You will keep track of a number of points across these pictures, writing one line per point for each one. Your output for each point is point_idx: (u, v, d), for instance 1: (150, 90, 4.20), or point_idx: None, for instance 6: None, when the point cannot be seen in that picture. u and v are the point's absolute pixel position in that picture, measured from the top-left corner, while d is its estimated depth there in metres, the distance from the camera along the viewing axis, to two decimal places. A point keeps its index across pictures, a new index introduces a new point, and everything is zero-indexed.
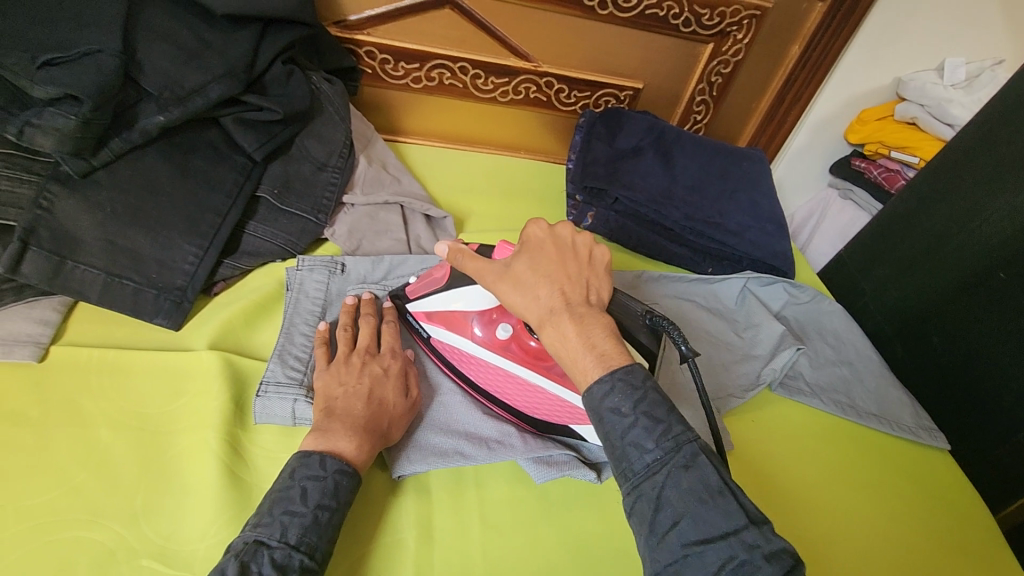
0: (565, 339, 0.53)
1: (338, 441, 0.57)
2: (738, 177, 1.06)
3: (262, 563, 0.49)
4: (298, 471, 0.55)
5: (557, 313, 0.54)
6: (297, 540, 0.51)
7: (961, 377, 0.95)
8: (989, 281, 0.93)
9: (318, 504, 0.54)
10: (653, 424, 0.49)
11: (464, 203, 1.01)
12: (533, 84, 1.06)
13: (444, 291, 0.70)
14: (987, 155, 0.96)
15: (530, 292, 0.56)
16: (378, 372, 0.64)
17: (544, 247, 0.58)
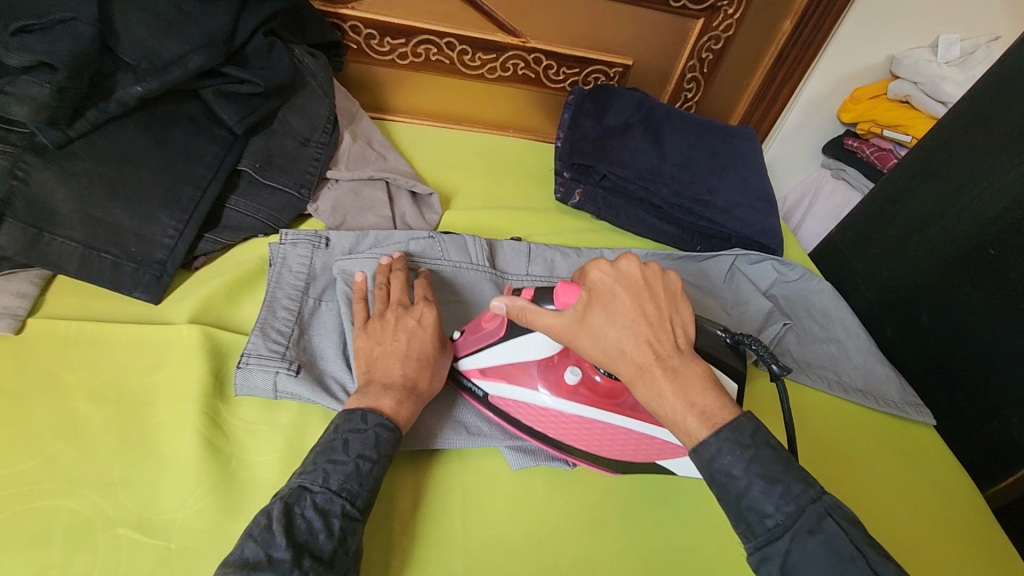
0: (661, 399, 0.53)
1: (376, 399, 0.60)
2: (727, 155, 1.05)
3: (304, 506, 0.53)
4: (341, 425, 0.58)
5: (648, 371, 0.53)
6: (340, 486, 0.55)
7: (948, 355, 0.95)
8: (978, 258, 0.93)
9: (360, 454, 0.56)
10: (769, 485, 0.50)
11: (452, 181, 1.00)
12: (521, 60, 1.05)
13: (501, 345, 0.66)
14: (978, 132, 0.96)
15: (614, 348, 0.55)
16: (413, 326, 0.65)
17: (614, 292, 0.56)
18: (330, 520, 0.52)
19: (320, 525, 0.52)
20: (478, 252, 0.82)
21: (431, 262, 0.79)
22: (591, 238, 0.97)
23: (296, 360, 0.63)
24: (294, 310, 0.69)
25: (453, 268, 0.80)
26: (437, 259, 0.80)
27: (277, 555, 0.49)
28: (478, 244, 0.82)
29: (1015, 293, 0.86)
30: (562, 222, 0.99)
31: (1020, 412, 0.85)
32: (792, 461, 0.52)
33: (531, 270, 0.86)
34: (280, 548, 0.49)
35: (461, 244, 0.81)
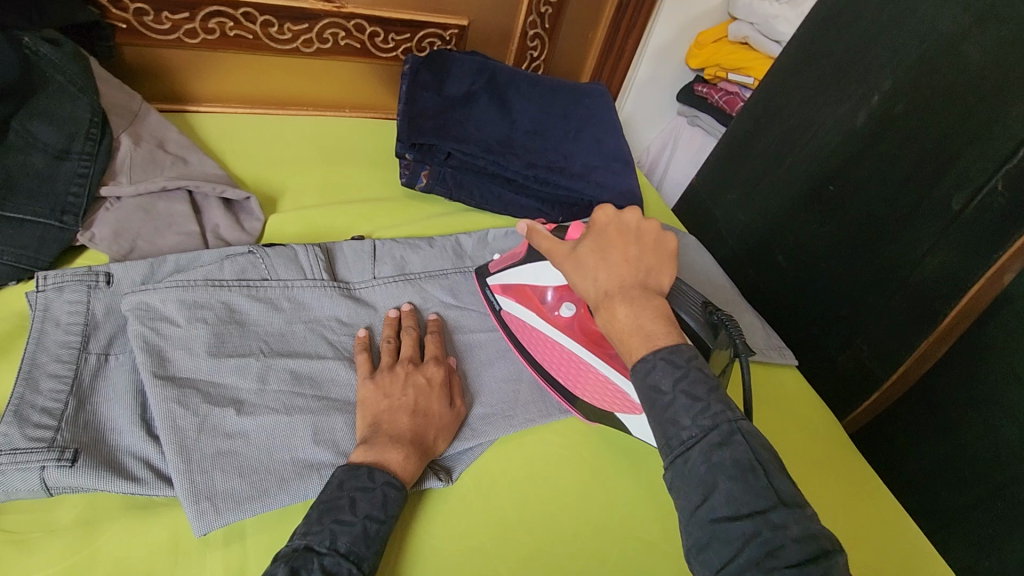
0: (615, 319, 0.53)
1: (385, 453, 0.55)
2: (579, 116, 1.00)
3: (312, 570, 0.47)
4: (347, 481, 0.53)
5: (610, 295, 0.54)
6: (348, 549, 0.49)
7: (801, 291, 0.99)
8: (819, 194, 0.96)
9: (368, 514, 0.51)
10: (690, 403, 0.48)
11: (277, 179, 0.87)
12: (340, 28, 0.91)
13: (521, 264, 0.72)
14: (808, 70, 0.97)
15: (590, 274, 0.57)
16: (424, 384, 0.62)
17: (607, 230, 0.59)
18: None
19: None
20: (312, 263, 0.69)
21: (255, 280, 0.65)
22: (446, 224, 0.89)
23: (72, 445, 0.50)
24: (65, 377, 0.54)
25: (283, 286, 0.66)
26: (261, 279, 0.65)
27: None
28: (311, 254, 0.69)
29: (855, 225, 0.90)
30: (412, 210, 0.89)
31: (867, 338, 0.90)
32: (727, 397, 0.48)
33: (378, 272, 0.75)
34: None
35: (290, 256, 0.68)
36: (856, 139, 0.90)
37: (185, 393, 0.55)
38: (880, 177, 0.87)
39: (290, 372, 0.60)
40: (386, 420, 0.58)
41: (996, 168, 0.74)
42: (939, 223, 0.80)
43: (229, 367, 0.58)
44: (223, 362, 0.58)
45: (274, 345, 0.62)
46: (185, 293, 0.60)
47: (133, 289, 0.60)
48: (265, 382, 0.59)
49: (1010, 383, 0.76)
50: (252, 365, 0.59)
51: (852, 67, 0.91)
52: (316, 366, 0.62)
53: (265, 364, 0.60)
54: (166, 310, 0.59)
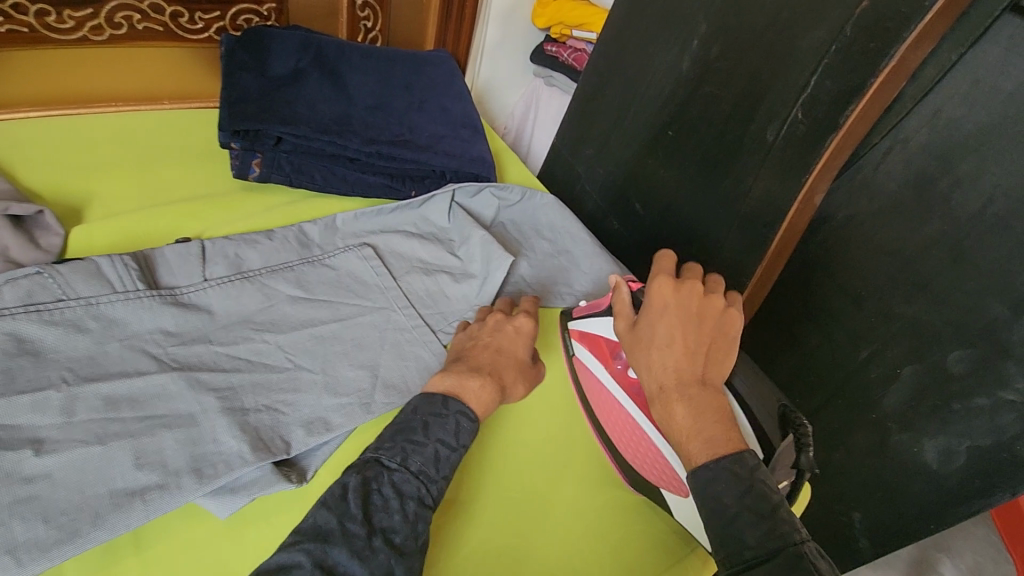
0: (672, 419, 0.54)
1: (465, 385, 0.59)
2: (422, 85, 0.98)
3: (383, 484, 0.51)
4: (421, 407, 0.56)
5: (666, 391, 0.55)
6: (419, 468, 0.53)
7: (658, 234, 1.03)
8: (662, 140, 1.00)
9: (439, 438, 0.55)
10: (756, 517, 0.47)
11: (81, 186, 0.77)
12: (133, 10, 0.82)
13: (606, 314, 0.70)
14: (638, 20, 1.00)
15: (645, 362, 0.57)
16: (513, 332, 0.67)
17: (668, 311, 0.58)
18: (405, 502, 0.51)
19: (397, 505, 0.50)
20: (121, 274, 0.63)
21: (51, 301, 0.58)
22: (289, 214, 0.84)
23: None
24: None
25: (86, 304, 0.60)
26: (56, 300, 0.59)
27: (353, 529, 0.47)
28: (118, 263, 0.63)
29: (694, 166, 0.95)
30: (247, 203, 0.83)
31: (715, 271, 0.94)
32: (779, 506, 0.47)
33: (210, 274, 0.69)
34: (356, 522, 0.48)
35: (91, 270, 0.61)
36: (686, 84, 0.95)
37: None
38: (709, 119, 0.92)
39: (102, 397, 0.55)
40: (474, 355, 0.64)
41: (796, 99, 0.80)
42: (759, 155, 0.85)
43: (23, 403, 0.52)
44: (13, 400, 0.52)
45: (80, 370, 0.56)
46: None
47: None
48: (69, 413, 0.53)
49: (835, 295, 0.88)
50: (52, 398, 0.53)
51: (677, 13, 0.94)
52: (135, 386, 0.56)
53: (68, 393, 0.54)
54: None
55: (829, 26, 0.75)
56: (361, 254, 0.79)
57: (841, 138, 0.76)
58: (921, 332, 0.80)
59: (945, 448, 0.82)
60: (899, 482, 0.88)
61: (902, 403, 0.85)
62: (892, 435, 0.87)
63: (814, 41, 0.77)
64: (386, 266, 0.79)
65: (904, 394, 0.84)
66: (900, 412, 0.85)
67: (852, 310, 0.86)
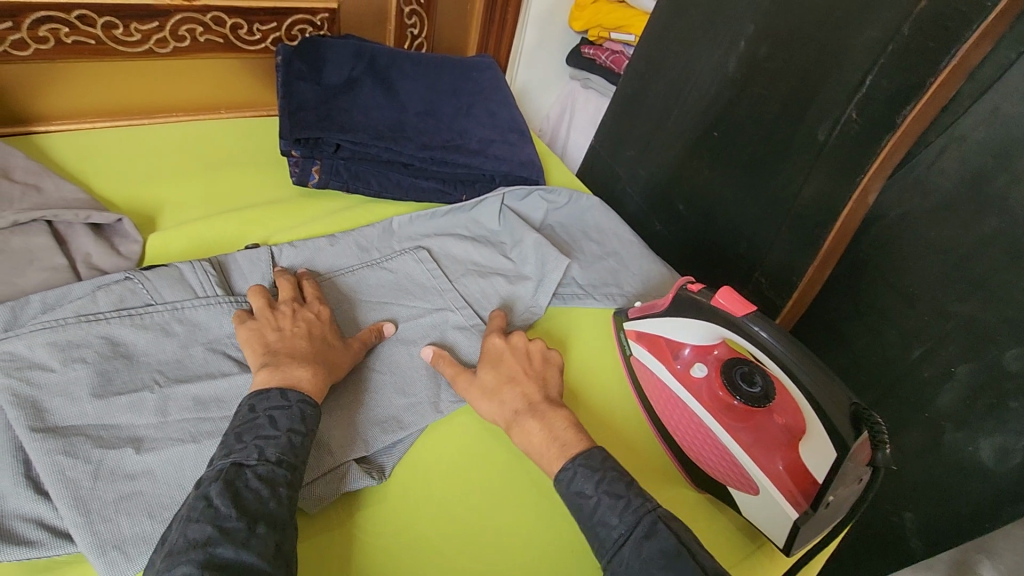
0: (530, 437, 0.61)
1: (292, 372, 0.58)
2: (469, 91, 0.99)
3: (248, 479, 0.50)
4: (259, 403, 0.55)
5: (522, 414, 0.63)
6: (278, 457, 0.52)
7: (703, 235, 1.04)
8: (707, 140, 1.01)
9: (289, 429, 0.54)
10: (615, 500, 0.55)
11: (150, 194, 0.80)
12: (196, 23, 0.85)
13: (664, 316, 0.71)
14: (681, 22, 1.01)
15: (494, 400, 0.65)
16: (313, 318, 0.66)
17: (500, 355, 0.69)
18: (276, 488, 0.50)
19: (268, 493, 0.49)
20: (201, 279, 0.66)
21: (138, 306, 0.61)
22: (347, 219, 0.86)
23: None
24: None
25: (171, 308, 0.62)
26: (144, 305, 0.61)
27: (230, 526, 0.46)
28: (198, 269, 0.66)
29: (741, 167, 0.95)
30: (307, 208, 0.85)
31: (764, 271, 0.95)
32: (635, 484, 0.57)
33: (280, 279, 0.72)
34: (232, 518, 0.46)
35: (173, 276, 0.64)
36: (730, 85, 0.95)
37: (73, 439, 0.51)
38: (755, 120, 0.92)
39: (192, 398, 0.57)
40: (280, 346, 0.61)
41: (850, 99, 0.80)
42: (809, 155, 0.86)
43: (121, 404, 0.55)
44: (112, 401, 0.54)
45: (169, 372, 0.59)
46: (54, 334, 0.56)
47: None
48: (163, 413, 0.56)
49: (886, 294, 0.89)
50: (147, 399, 0.56)
51: (721, 15, 0.95)
52: (221, 387, 0.59)
53: (160, 394, 0.56)
54: (33, 355, 0.54)
55: (882, 25, 0.75)
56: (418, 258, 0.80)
57: (897, 139, 0.77)
58: (979, 330, 0.79)
59: (1001, 446, 0.81)
60: (955, 480, 0.88)
61: (957, 401, 0.84)
62: (947, 433, 0.86)
63: (867, 41, 0.77)
64: (444, 269, 0.81)
65: (960, 393, 0.83)
66: (955, 410, 0.84)
67: (904, 310, 0.87)
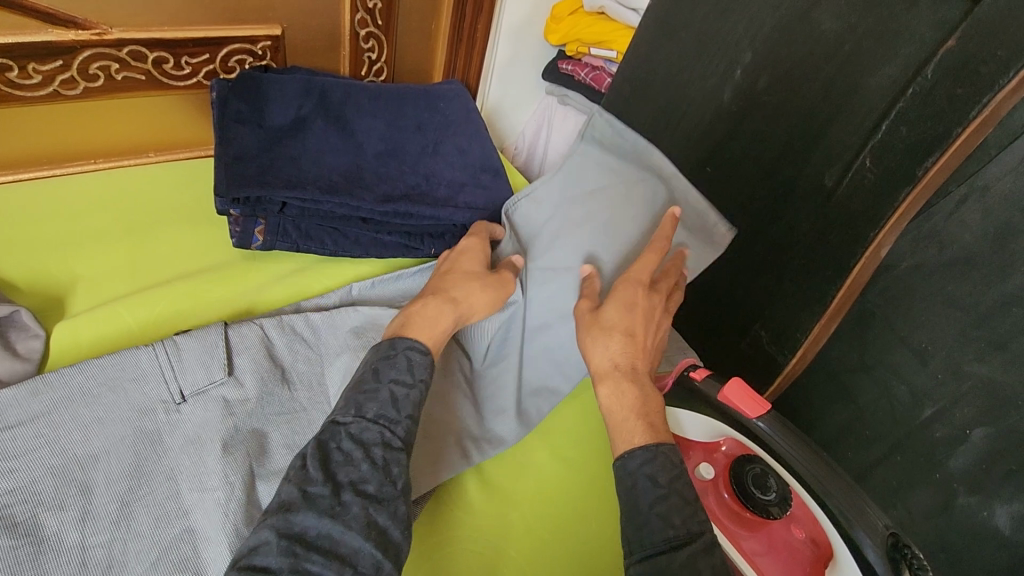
0: (623, 396, 0.57)
1: (414, 315, 0.62)
2: (437, 125, 0.89)
3: (341, 439, 0.52)
4: (369, 357, 0.57)
5: (620, 369, 0.58)
6: (376, 415, 0.53)
7: (696, 276, 0.96)
8: (700, 175, 0.92)
9: (394, 380, 0.56)
10: (682, 503, 0.49)
11: (58, 268, 0.68)
12: (110, 59, 0.72)
13: (657, 406, 0.63)
14: (668, 45, 0.91)
15: (607, 344, 0.59)
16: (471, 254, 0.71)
17: (636, 295, 0.61)
18: (371, 449, 0.52)
19: (360, 455, 0.51)
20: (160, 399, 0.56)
21: (53, 417, 0.53)
22: (300, 285, 0.75)
23: None
24: None
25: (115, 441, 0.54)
26: (93, 429, 0.53)
27: (314, 492, 0.48)
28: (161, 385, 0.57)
29: (738, 207, 0.87)
30: (249, 275, 0.74)
31: (766, 324, 0.88)
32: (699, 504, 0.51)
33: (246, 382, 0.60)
34: (318, 485, 0.49)
35: (126, 395, 0.55)
36: (725, 117, 0.86)
37: None
38: (754, 156, 0.84)
39: (121, 531, 0.51)
40: (438, 288, 0.65)
41: (863, 144, 0.72)
42: (816, 201, 0.78)
43: (37, 548, 0.48)
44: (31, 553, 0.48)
45: (96, 498, 0.51)
46: None
47: None
48: (87, 557, 0.49)
49: (894, 346, 0.80)
50: (67, 539, 0.49)
51: (712, 38, 0.85)
52: (165, 509, 0.52)
53: (84, 530, 0.50)
54: None
55: (902, 63, 0.67)
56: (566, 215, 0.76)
57: (918, 192, 0.69)
58: (997, 394, 0.71)
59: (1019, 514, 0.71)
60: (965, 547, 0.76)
61: (972, 466, 0.74)
62: (958, 497, 0.76)
63: (883, 80, 0.69)
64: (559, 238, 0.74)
65: (972, 456, 0.74)
66: (967, 475, 0.75)
67: (915, 366, 0.78)
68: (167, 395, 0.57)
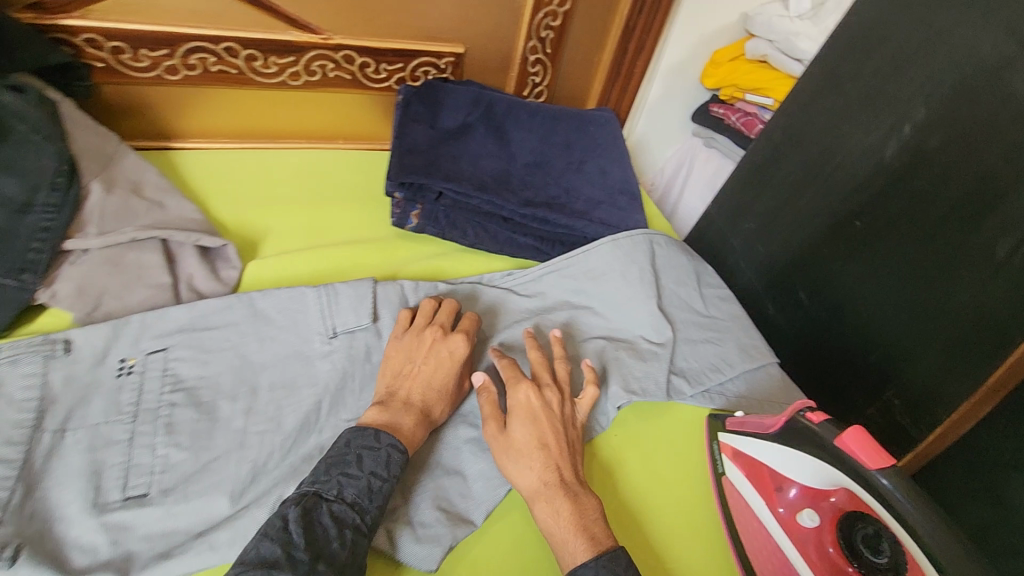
0: (559, 515, 0.57)
1: (396, 421, 0.59)
2: (584, 146, 0.95)
3: (322, 514, 0.51)
4: (355, 440, 0.56)
5: (550, 487, 0.58)
6: (353, 499, 0.53)
7: (824, 328, 0.92)
8: (847, 229, 0.88)
9: (373, 471, 0.55)
10: None
11: (257, 220, 0.82)
12: (328, 60, 0.87)
13: (767, 442, 0.61)
14: (833, 96, 0.89)
15: (522, 468, 0.59)
16: (445, 357, 0.64)
17: (536, 412, 0.63)
18: (344, 530, 0.51)
19: (336, 533, 0.50)
20: (317, 331, 0.65)
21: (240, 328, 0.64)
22: (439, 267, 0.83)
23: (14, 539, 0.46)
24: (29, 445, 0.52)
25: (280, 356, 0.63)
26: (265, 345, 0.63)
27: (296, 556, 0.48)
28: (318, 320, 0.66)
29: (887, 264, 0.82)
30: (400, 251, 0.84)
31: (899, 393, 0.84)
32: None
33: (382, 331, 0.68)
34: (301, 551, 0.48)
35: (292, 322, 0.65)
36: (885, 173, 0.83)
37: (167, 454, 0.54)
38: (912, 217, 0.79)
39: (274, 426, 0.59)
40: (415, 385, 0.62)
41: None
42: (981, 273, 0.72)
43: (212, 425, 0.57)
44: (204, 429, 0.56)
45: (259, 397, 0.60)
46: (182, 352, 0.61)
47: (146, 340, 0.61)
48: (246, 439, 0.57)
49: None
50: (234, 423, 0.58)
51: (883, 92, 0.83)
52: (307, 416, 0.60)
53: (247, 419, 0.58)
54: (173, 365, 0.60)
55: None
56: (643, 258, 0.81)
57: None
58: None
59: None
60: None
61: None
62: None
63: None
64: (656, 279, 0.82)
65: None
66: None
67: None
68: (325, 330, 0.65)
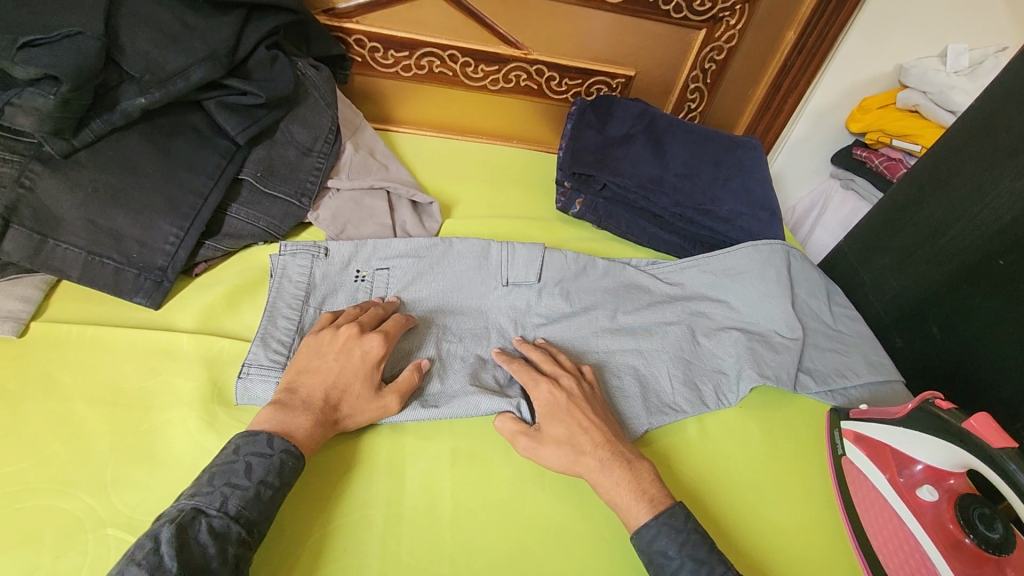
0: (620, 488, 0.62)
1: (292, 420, 0.59)
2: (732, 165, 1.05)
3: (198, 530, 0.50)
4: (242, 447, 0.56)
5: (607, 464, 0.63)
6: (237, 511, 0.53)
7: (955, 361, 0.94)
8: (988, 267, 0.91)
9: (261, 480, 0.55)
10: (697, 566, 0.57)
11: (450, 190, 1.01)
12: (523, 71, 1.06)
13: (897, 426, 0.68)
14: (986, 141, 0.93)
15: (567, 457, 0.63)
16: (357, 358, 0.65)
17: (563, 407, 0.66)
18: (224, 546, 0.50)
19: (214, 550, 0.49)
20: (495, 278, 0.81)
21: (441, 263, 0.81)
22: (592, 248, 0.97)
23: None
24: (294, 319, 0.71)
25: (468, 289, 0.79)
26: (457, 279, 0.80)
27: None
28: (496, 270, 0.82)
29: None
30: (561, 231, 0.99)
31: None
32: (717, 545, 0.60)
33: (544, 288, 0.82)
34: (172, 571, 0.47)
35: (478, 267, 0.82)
36: None
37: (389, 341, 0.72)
38: None
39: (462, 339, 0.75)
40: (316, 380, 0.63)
41: None
42: None
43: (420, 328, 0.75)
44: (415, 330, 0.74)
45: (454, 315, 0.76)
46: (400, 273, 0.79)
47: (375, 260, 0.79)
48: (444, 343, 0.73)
49: None
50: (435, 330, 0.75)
51: None
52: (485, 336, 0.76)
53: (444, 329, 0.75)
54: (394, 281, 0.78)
55: None
56: (780, 265, 0.88)
57: None
58: None
59: None
60: None
61: None
62: None
63: None
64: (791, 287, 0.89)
65: None
66: None
67: None
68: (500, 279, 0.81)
